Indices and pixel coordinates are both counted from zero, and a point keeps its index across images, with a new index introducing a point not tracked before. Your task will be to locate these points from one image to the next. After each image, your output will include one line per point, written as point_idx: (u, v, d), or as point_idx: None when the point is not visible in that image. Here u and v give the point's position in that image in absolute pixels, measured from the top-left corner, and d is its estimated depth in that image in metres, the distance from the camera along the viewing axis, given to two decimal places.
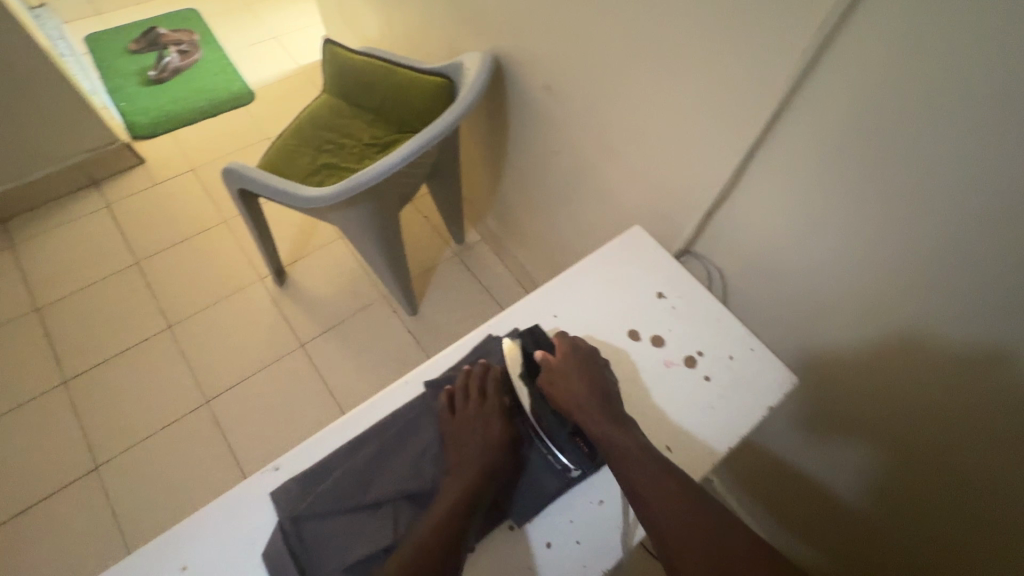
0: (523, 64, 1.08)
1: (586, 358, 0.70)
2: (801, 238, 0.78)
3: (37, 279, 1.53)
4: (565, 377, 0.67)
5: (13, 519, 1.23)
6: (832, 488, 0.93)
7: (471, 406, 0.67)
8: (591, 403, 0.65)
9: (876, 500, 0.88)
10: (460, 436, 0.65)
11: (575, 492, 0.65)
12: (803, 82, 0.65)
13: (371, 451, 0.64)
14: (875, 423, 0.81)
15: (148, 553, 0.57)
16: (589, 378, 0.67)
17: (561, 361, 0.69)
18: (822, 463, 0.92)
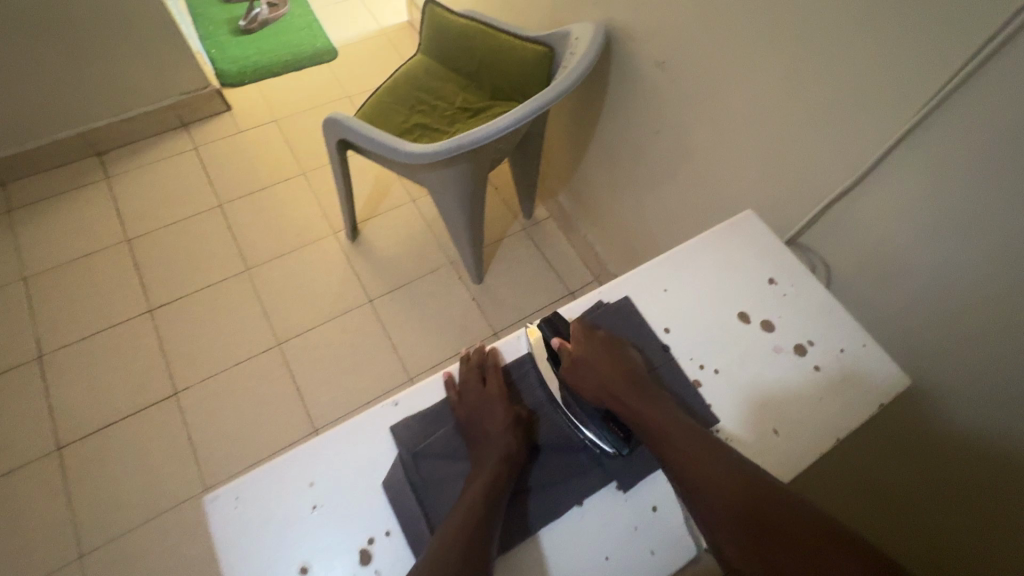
0: (639, 39, 1.07)
1: (609, 346, 0.69)
2: (929, 237, 0.75)
3: (128, 211, 1.61)
4: (590, 364, 0.66)
5: (99, 432, 1.31)
6: (897, 507, 0.92)
7: (476, 396, 0.64)
8: (616, 384, 0.64)
9: (942, 527, 0.85)
10: (483, 414, 0.63)
11: (648, 484, 0.64)
12: (972, 79, 0.63)
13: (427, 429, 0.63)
14: (962, 444, 0.79)
15: (278, 466, 0.60)
16: (611, 365, 0.66)
17: (581, 348, 0.68)
18: (894, 475, 0.91)
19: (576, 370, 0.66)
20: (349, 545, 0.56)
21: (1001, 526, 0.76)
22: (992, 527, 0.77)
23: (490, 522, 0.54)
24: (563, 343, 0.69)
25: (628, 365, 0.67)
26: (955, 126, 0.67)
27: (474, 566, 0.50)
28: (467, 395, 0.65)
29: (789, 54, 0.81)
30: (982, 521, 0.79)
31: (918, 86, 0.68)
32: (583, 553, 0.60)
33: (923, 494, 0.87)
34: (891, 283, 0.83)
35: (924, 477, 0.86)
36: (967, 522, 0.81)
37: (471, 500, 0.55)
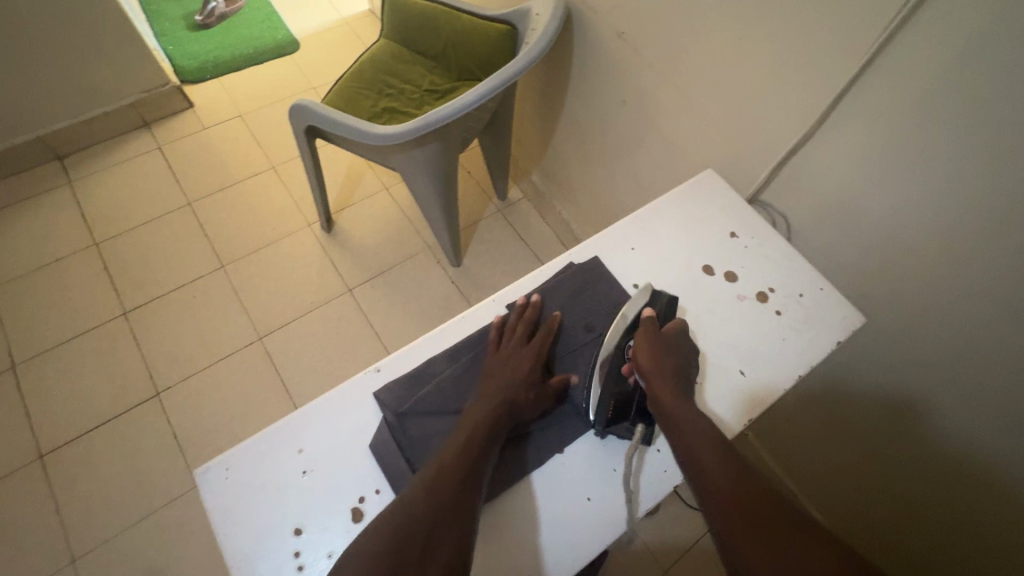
0: (598, 11, 1.09)
1: (684, 340, 0.68)
2: (877, 182, 0.80)
3: (95, 214, 1.58)
4: (664, 348, 0.66)
5: (82, 437, 1.29)
6: (870, 437, 0.99)
7: (515, 338, 0.68)
8: (664, 376, 0.63)
9: (913, 449, 0.92)
10: (511, 357, 0.66)
11: (603, 449, 0.65)
12: (906, 25, 0.67)
13: (432, 379, 0.65)
14: (942, 367, 0.82)
15: (266, 437, 0.61)
16: (679, 362, 0.66)
17: (666, 338, 0.67)
18: (863, 410, 0.98)
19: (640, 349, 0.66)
20: (342, 505, 0.58)
21: (979, 435, 0.81)
22: (973, 437, 0.82)
23: (480, 463, 0.56)
24: (651, 319, 0.69)
25: (684, 362, 0.66)
26: (895, 74, 0.71)
27: (447, 508, 0.51)
28: (507, 334, 0.68)
29: (741, 16, 0.84)
30: (961, 434, 0.84)
31: (859, 38, 0.71)
32: (565, 496, 0.62)
33: (910, 422, 0.91)
34: (847, 230, 0.87)
35: (905, 404, 0.90)
36: (940, 441, 0.87)
37: (459, 445, 0.57)
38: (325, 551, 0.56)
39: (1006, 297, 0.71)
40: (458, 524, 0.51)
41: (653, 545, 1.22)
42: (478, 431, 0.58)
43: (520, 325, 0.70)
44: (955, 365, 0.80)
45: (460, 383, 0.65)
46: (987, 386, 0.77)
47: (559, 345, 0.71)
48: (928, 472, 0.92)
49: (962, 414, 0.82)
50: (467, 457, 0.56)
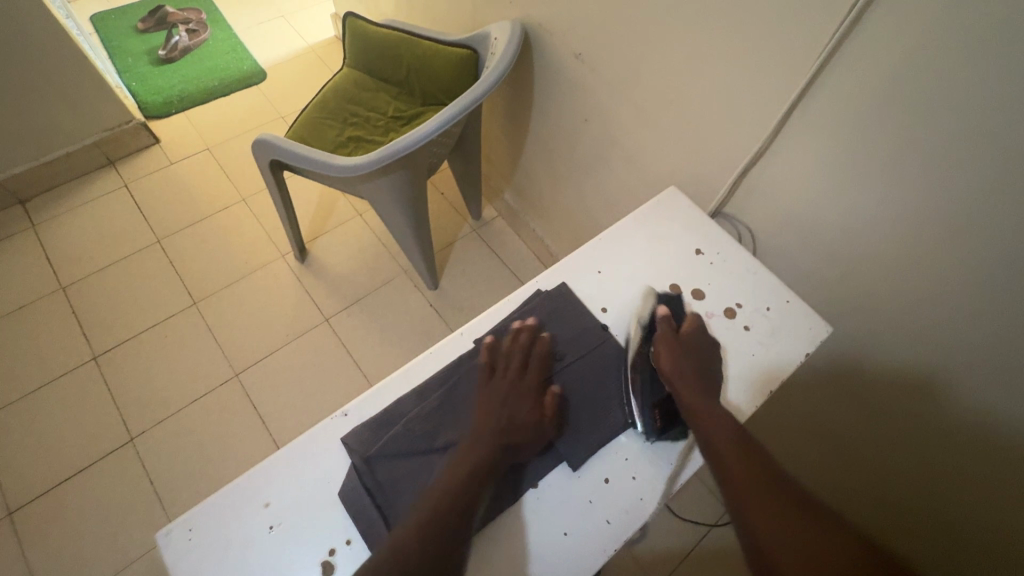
0: (556, 33, 1.10)
1: (703, 341, 0.73)
2: (836, 190, 0.81)
3: (60, 257, 1.55)
4: (683, 347, 0.71)
5: (53, 490, 1.25)
6: (844, 436, 1.00)
7: (508, 372, 0.67)
8: (681, 370, 0.68)
9: (883, 444, 0.94)
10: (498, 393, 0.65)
11: (580, 481, 0.64)
12: (848, 39, 0.69)
13: (424, 404, 0.65)
14: (916, 375, 0.82)
15: (230, 492, 0.60)
16: (699, 362, 0.70)
17: (687, 337, 0.72)
18: (834, 410, 0.99)
19: (666, 345, 0.70)
20: (311, 560, 0.57)
21: (938, 429, 0.83)
22: (936, 434, 0.84)
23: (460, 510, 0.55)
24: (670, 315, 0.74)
25: (702, 360, 0.71)
26: (844, 84, 0.72)
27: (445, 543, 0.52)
28: (500, 368, 0.68)
29: (693, 35, 0.86)
30: (925, 432, 0.85)
31: (804, 52, 0.73)
32: (540, 533, 0.61)
33: (888, 427, 0.91)
34: (811, 238, 0.88)
35: (881, 412, 0.90)
36: (907, 437, 0.88)
37: (452, 481, 0.57)
38: None
39: (963, 299, 0.72)
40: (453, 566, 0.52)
41: (645, 559, 1.21)
42: (474, 468, 0.58)
43: (513, 358, 0.69)
44: (913, 363, 0.82)
45: (432, 419, 0.64)
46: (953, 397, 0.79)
47: (550, 364, 0.71)
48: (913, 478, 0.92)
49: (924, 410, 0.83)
50: (461, 496, 0.56)
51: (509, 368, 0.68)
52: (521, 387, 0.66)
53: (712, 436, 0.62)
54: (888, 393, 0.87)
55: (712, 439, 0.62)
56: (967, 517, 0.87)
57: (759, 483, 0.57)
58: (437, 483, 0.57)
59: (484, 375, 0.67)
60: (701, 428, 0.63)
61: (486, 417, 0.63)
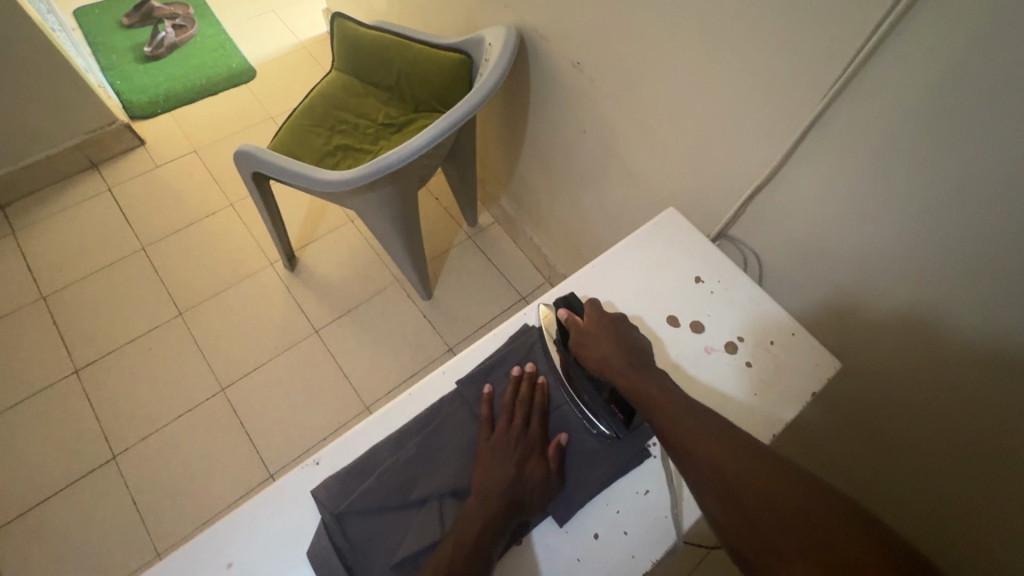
0: (552, 41, 1.04)
1: (615, 322, 0.68)
2: (846, 218, 0.76)
3: (41, 265, 1.50)
4: (597, 340, 0.66)
5: (33, 509, 1.22)
6: (846, 467, 0.95)
7: (512, 423, 0.63)
8: (605, 356, 0.64)
9: (885, 474, 0.89)
10: (500, 443, 0.61)
11: (568, 535, 0.60)
12: (867, 63, 0.64)
13: (412, 454, 0.61)
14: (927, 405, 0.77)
15: (192, 550, 0.56)
16: (621, 341, 0.66)
17: (594, 324, 0.67)
18: (836, 438, 0.94)
19: (583, 345, 0.66)
20: None
21: (943, 461, 0.78)
22: (942, 466, 0.79)
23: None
24: (571, 317, 0.69)
25: (623, 339, 0.66)
26: (859, 111, 0.67)
27: None
28: (504, 419, 0.63)
29: (698, 49, 0.80)
30: (927, 461, 0.81)
31: (820, 74, 0.68)
32: None
33: (896, 453, 0.85)
34: (820, 264, 0.83)
35: (890, 437, 0.85)
36: (908, 465, 0.84)
37: (455, 544, 0.53)
38: None
39: (979, 343, 0.67)
40: None
41: None
42: (479, 530, 0.54)
43: (517, 405, 0.64)
44: (917, 392, 0.78)
45: (410, 468, 0.60)
46: (964, 421, 0.73)
47: (552, 409, 0.66)
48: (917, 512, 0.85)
49: (928, 437, 0.79)
50: (464, 560, 0.52)
51: (512, 416, 0.63)
52: (505, 437, 0.62)
53: (655, 415, 0.58)
54: (898, 417, 0.82)
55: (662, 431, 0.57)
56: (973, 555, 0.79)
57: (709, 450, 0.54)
58: (441, 548, 0.53)
59: (486, 426, 0.63)
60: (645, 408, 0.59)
61: (489, 474, 0.59)
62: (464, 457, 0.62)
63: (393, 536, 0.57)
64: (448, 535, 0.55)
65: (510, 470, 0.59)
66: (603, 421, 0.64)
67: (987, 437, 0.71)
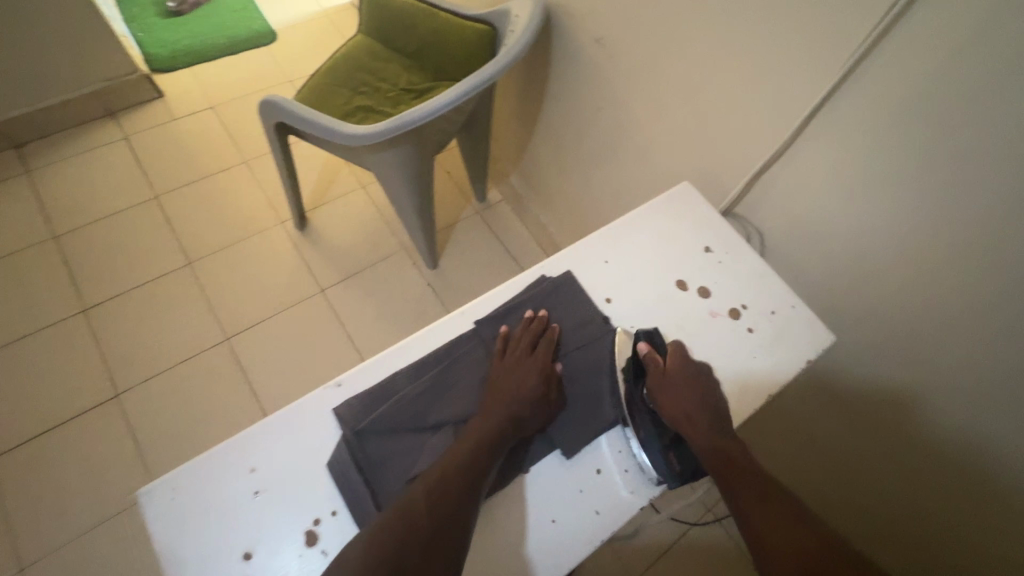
0: (577, 17, 1.07)
1: (699, 377, 0.68)
2: (849, 200, 0.80)
3: (54, 206, 1.51)
4: (679, 389, 0.66)
5: (34, 440, 1.24)
6: (833, 440, 1.00)
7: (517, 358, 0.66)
8: (687, 411, 0.64)
9: (871, 449, 0.93)
10: (505, 376, 0.64)
11: (572, 471, 0.64)
12: (874, 48, 0.67)
13: (429, 382, 0.64)
14: (933, 388, 0.79)
15: (217, 455, 0.59)
16: (705, 400, 0.66)
17: (679, 373, 0.67)
18: (825, 412, 0.98)
19: (663, 390, 0.66)
20: (293, 529, 0.56)
21: (925, 437, 0.83)
22: (923, 441, 0.83)
23: (456, 498, 0.54)
24: (658, 357, 0.68)
25: (708, 404, 0.66)
26: (864, 95, 0.71)
27: (453, 520, 0.52)
28: (510, 353, 0.67)
29: (721, 27, 0.84)
30: (909, 438, 0.85)
31: (830, 56, 0.71)
32: (529, 519, 0.61)
33: (898, 436, 0.87)
34: (820, 245, 0.87)
35: (891, 422, 0.87)
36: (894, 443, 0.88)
37: (460, 461, 0.56)
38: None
39: (967, 320, 0.71)
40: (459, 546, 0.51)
41: (624, 552, 1.21)
42: (482, 450, 0.58)
43: (523, 343, 0.68)
44: (904, 370, 0.82)
45: (428, 395, 0.63)
46: (962, 410, 0.76)
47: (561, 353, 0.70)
48: (912, 489, 0.90)
49: (913, 416, 0.83)
50: (467, 475, 0.55)
51: (520, 354, 0.67)
52: (514, 370, 0.65)
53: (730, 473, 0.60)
54: (889, 397, 0.86)
55: (735, 494, 0.59)
56: (966, 530, 0.84)
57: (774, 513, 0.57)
58: (445, 461, 0.57)
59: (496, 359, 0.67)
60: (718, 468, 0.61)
61: (495, 403, 0.62)
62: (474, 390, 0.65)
63: (407, 455, 0.60)
64: (451, 453, 0.58)
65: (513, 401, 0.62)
66: (657, 465, 0.63)
67: (988, 417, 0.74)
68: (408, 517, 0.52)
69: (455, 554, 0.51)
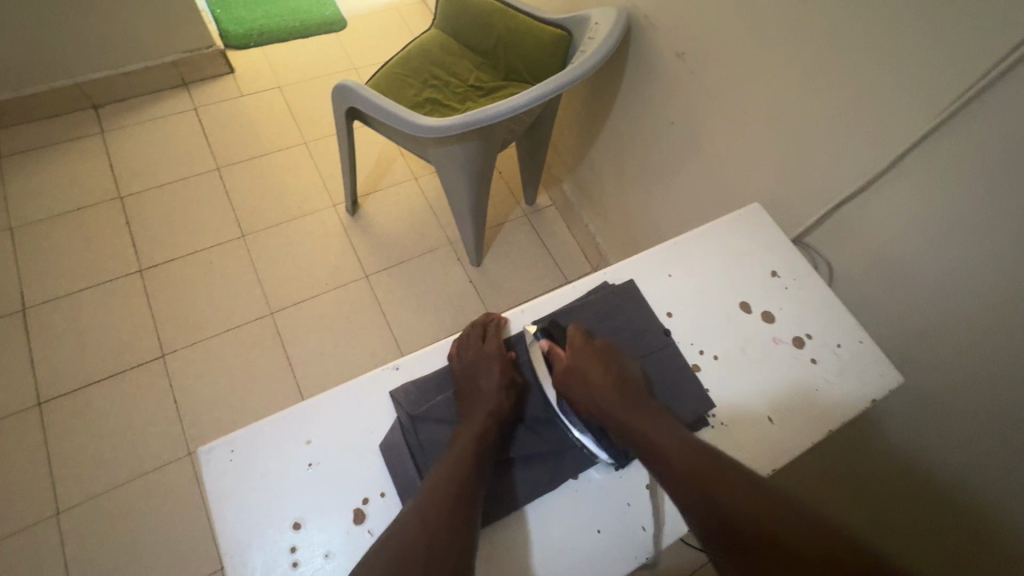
0: (660, 29, 1.07)
1: (604, 353, 0.69)
2: (934, 240, 0.77)
3: (124, 167, 1.58)
4: (583, 370, 0.66)
5: (83, 389, 1.29)
6: (869, 490, 0.96)
7: (476, 356, 0.66)
8: (596, 391, 0.64)
9: (907, 505, 0.89)
10: (478, 373, 0.64)
11: (621, 483, 0.65)
12: (993, 86, 0.65)
13: None
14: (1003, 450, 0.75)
15: (276, 422, 0.60)
16: (609, 372, 0.66)
17: (574, 355, 0.69)
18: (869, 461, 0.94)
19: (568, 377, 0.67)
20: (342, 505, 0.57)
21: (980, 497, 0.79)
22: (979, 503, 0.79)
23: (469, 482, 0.55)
24: (555, 349, 0.71)
25: (620, 376, 0.66)
26: (971, 135, 0.69)
27: (467, 513, 0.52)
28: (469, 348, 0.67)
29: (816, 50, 0.82)
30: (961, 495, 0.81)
31: (951, 79, 0.68)
32: (576, 527, 0.62)
33: (952, 498, 0.82)
34: (893, 283, 0.85)
35: (948, 479, 0.83)
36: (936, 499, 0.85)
37: (458, 457, 0.56)
38: (322, 549, 0.55)
39: None
40: (469, 541, 0.51)
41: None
42: (478, 447, 0.57)
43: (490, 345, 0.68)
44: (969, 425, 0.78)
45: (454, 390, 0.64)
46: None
47: None
48: (950, 554, 0.84)
49: (965, 472, 0.80)
50: (468, 470, 0.55)
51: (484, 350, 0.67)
52: (473, 356, 0.66)
53: (650, 445, 0.59)
54: (943, 448, 0.83)
55: (655, 462, 0.58)
56: None
57: (688, 468, 0.56)
58: (449, 455, 0.57)
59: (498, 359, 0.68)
60: (638, 443, 0.60)
61: (473, 403, 0.62)
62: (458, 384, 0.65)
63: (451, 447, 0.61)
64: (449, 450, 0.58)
65: (497, 399, 0.62)
66: (605, 451, 0.64)
67: None
68: (435, 496, 0.53)
69: (473, 537, 0.52)
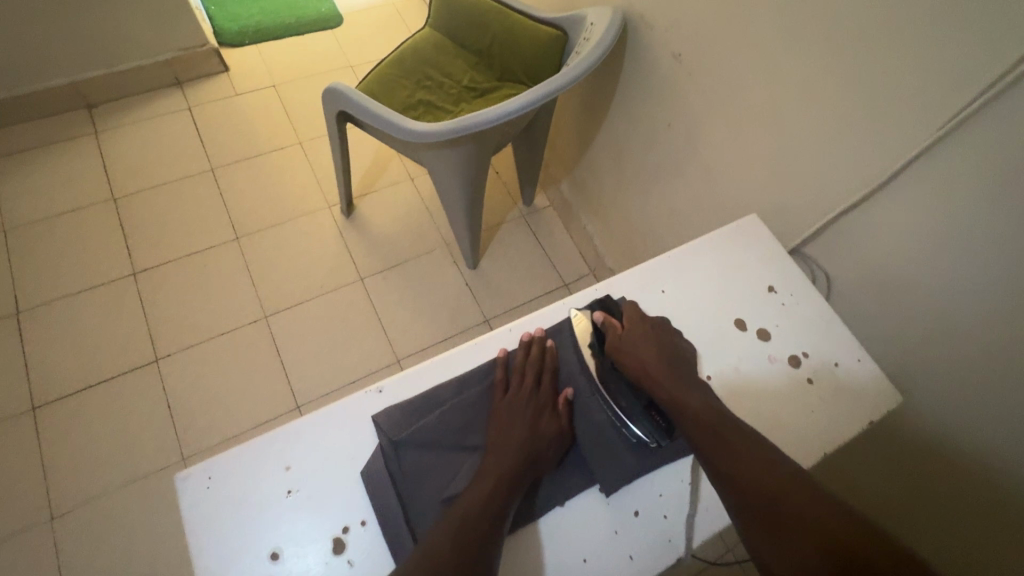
0: (657, 30, 1.04)
1: (657, 328, 0.70)
2: (937, 253, 0.75)
3: (117, 168, 1.56)
4: (635, 346, 0.67)
5: (77, 394, 1.28)
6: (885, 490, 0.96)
7: (525, 392, 0.65)
8: (654, 362, 0.66)
9: (922, 504, 0.91)
10: (506, 405, 0.64)
11: (609, 510, 0.63)
12: (1000, 96, 0.62)
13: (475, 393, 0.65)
14: (1014, 469, 0.74)
15: (254, 447, 0.59)
16: (664, 352, 0.67)
17: (632, 328, 0.70)
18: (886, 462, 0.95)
19: (620, 350, 0.67)
20: (322, 533, 0.56)
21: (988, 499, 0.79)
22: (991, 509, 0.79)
23: (501, 515, 0.55)
24: (609, 322, 0.70)
25: (668, 353, 0.67)
26: (976, 146, 0.66)
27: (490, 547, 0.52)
28: (516, 387, 0.65)
29: (816, 56, 0.79)
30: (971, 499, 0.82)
31: (954, 89, 0.66)
32: (562, 556, 0.60)
33: (962, 501, 0.83)
34: (896, 295, 0.83)
35: (956, 483, 0.83)
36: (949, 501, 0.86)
37: (482, 493, 0.56)
38: None
39: None
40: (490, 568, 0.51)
41: None
42: (505, 478, 0.57)
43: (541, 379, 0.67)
44: (974, 434, 0.78)
45: (465, 414, 0.64)
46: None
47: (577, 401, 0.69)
48: (966, 550, 0.86)
49: (973, 478, 0.80)
50: (494, 505, 0.55)
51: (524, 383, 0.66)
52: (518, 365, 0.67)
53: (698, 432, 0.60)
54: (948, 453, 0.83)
55: (723, 470, 0.57)
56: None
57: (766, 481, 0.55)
58: (477, 484, 0.57)
59: (500, 387, 0.65)
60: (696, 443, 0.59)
61: (504, 431, 0.62)
62: (487, 390, 0.65)
63: (443, 474, 0.60)
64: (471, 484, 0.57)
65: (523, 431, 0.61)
66: (642, 426, 0.64)
67: None
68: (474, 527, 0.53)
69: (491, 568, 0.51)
